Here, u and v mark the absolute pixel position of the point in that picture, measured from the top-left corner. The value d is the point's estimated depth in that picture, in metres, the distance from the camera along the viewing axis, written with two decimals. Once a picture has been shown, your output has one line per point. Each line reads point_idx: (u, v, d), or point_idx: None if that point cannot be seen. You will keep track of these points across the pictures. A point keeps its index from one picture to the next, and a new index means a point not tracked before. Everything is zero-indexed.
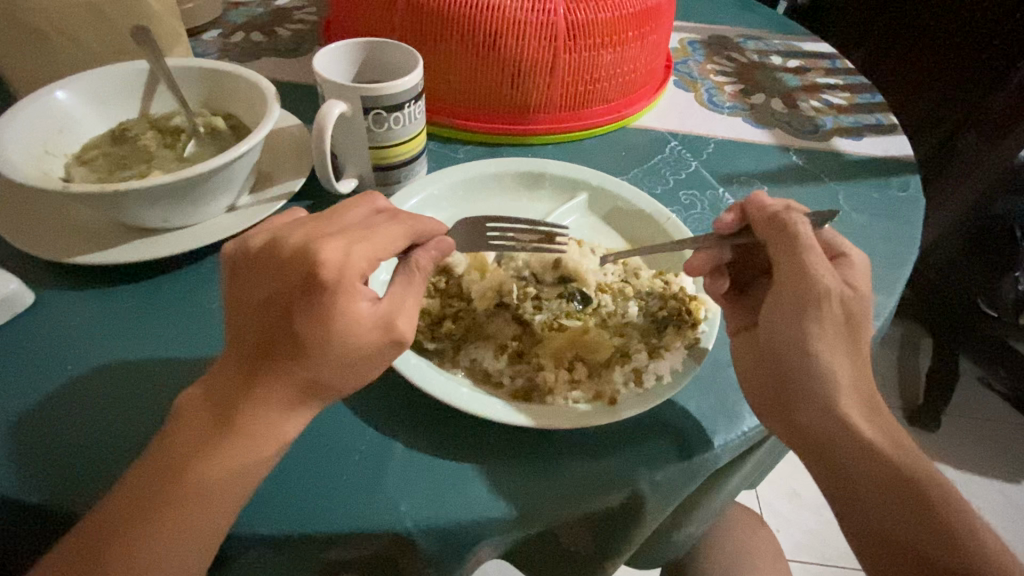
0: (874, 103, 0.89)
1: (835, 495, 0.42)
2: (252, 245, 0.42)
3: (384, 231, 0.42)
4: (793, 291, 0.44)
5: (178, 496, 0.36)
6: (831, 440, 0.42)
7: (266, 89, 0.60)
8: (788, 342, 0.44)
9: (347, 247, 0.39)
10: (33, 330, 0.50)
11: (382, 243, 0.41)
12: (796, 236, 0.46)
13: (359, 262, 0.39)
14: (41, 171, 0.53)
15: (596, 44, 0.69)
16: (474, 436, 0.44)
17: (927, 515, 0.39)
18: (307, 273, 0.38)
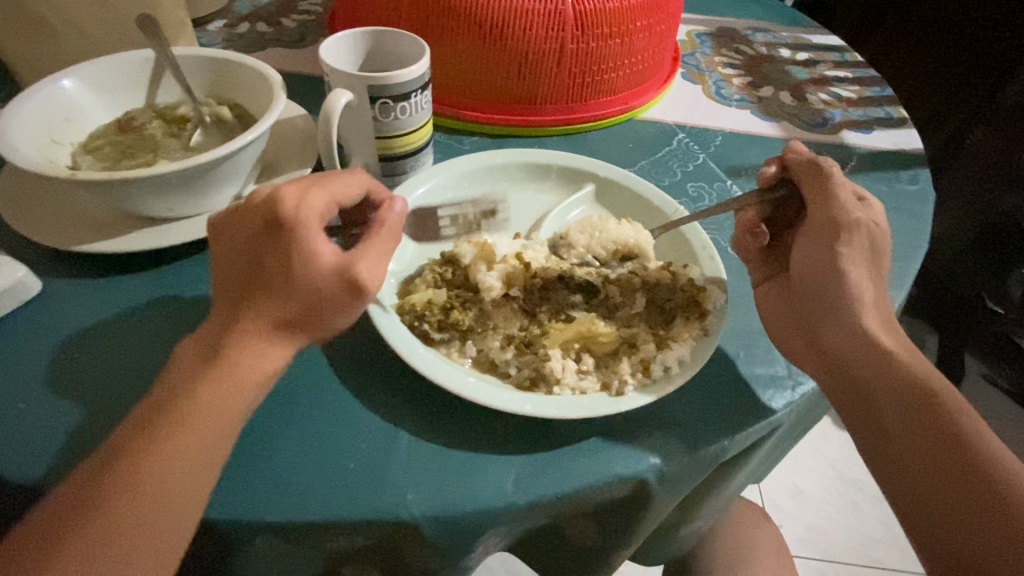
0: (884, 96, 0.88)
1: (867, 436, 0.43)
2: (251, 210, 0.42)
3: (340, 180, 0.44)
4: (825, 222, 0.48)
5: (184, 485, 0.36)
6: (866, 374, 0.44)
7: (273, 78, 0.59)
8: (812, 264, 0.48)
9: (303, 193, 0.41)
10: (38, 318, 0.49)
11: (342, 189, 0.44)
12: (829, 177, 0.50)
13: (315, 202, 0.41)
14: (47, 159, 0.52)
15: (604, 35, 0.69)
16: (480, 426, 0.44)
17: (983, 510, 0.38)
18: (272, 214, 0.40)
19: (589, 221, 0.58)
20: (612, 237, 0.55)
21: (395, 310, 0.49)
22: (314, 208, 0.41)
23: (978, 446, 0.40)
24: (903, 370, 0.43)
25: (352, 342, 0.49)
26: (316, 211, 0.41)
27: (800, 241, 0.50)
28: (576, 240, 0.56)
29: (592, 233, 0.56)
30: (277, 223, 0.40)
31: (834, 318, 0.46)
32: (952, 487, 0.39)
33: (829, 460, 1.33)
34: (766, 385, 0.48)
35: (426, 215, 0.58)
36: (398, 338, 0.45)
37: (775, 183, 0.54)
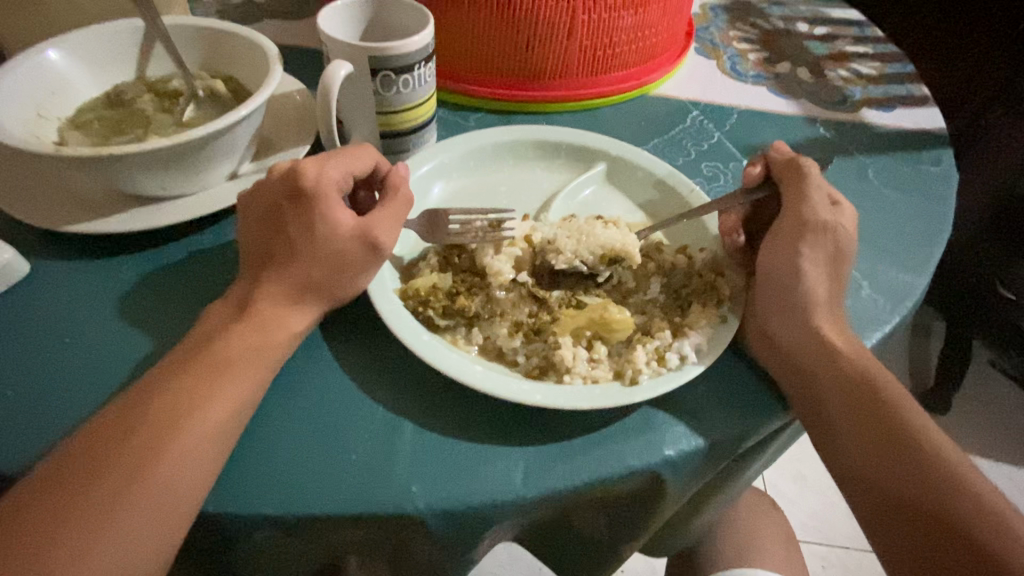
0: (905, 73, 0.85)
1: (822, 441, 0.43)
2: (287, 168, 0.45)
3: (355, 152, 0.47)
4: (795, 222, 0.49)
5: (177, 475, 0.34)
6: (821, 382, 0.43)
7: (268, 49, 0.56)
8: (774, 261, 0.48)
9: (322, 164, 0.45)
10: (27, 300, 0.48)
11: (357, 160, 0.47)
12: (806, 177, 0.51)
13: (333, 173, 0.45)
14: (33, 134, 0.50)
15: (617, 5, 0.65)
16: (488, 416, 0.42)
17: (937, 514, 0.38)
18: (294, 184, 0.44)
19: (575, 225, 0.51)
20: (598, 242, 0.49)
21: (399, 295, 0.47)
22: (333, 180, 0.45)
23: (927, 450, 0.40)
24: (855, 375, 0.43)
25: (354, 327, 0.47)
26: (334, 182, 0.45)
27: (769, 241, 0.49)
28: (563, 245, 0.49)
29: (579, 238, 0.49)
30: (298, 192, 0.44)
31: (786, 324, 0.46)
32: (902, 493, 0.39)
33: None
34: None
35: (439, 212, 0.50)
36: (402, 325, 0.43)
37: (759, 183, 0.53)
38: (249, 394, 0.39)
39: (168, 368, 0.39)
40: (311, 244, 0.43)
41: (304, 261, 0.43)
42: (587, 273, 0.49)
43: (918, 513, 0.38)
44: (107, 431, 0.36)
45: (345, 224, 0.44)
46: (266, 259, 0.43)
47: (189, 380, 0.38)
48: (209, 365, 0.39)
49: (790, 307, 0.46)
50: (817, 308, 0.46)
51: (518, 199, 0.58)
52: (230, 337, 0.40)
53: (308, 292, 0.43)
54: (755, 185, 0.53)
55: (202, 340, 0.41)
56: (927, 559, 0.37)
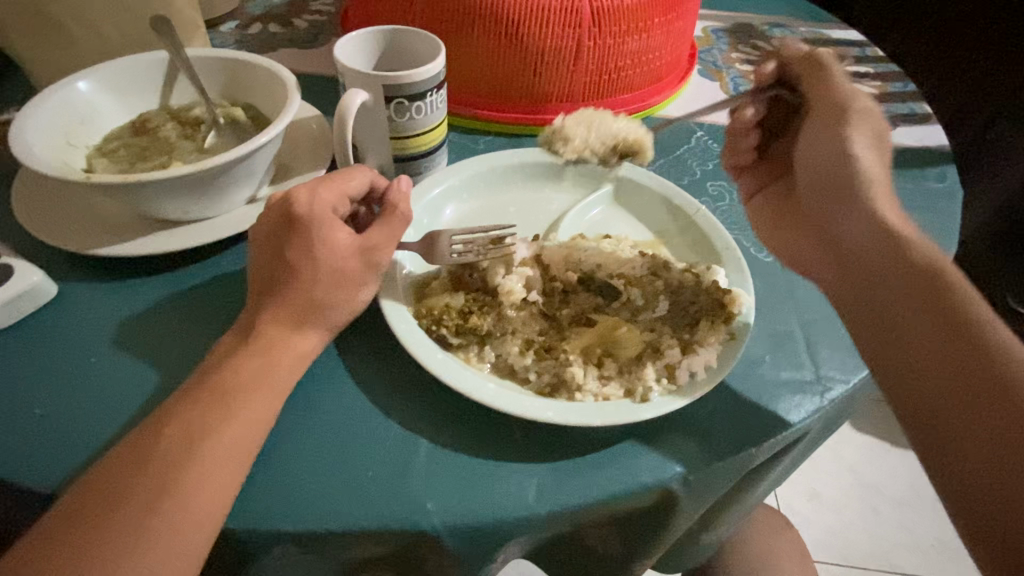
0: (908, 92, 0.87)
1: (871, 330, 0.41)
2: (296, 195, 0.46)
3: (351, 174, 0.49)
4: (830, 105, 0.51)
5: (190, 494, 0.36)
6: (871, 268, 0.43)
7: (286, 78, 0.58)
8: (819, 150, 0.51)
9: (314, 188, 0.46)
10: (53, 323, 0.49)
11: (350, 182, 0.48)
12: (827, 69, 0.53)
13: (325, 197, 0.46)
14: (63, 161, 0.52)
15: (620, 32, 0.68)
16: (500, 434, 0.42)
17: (996, 404, 0.35)
18: (298, 207, 0.45)
19: (587, 115, 0.59)
20: (610, 133, 0.58)
21: (413, 314, 0.48)
22: (325, 203, 0.46)
23: (990, 338, 0.37)
24: (920, 260, 0.41)
25: (368, 345, 0.48)
26: (327, 204, 0.46)
27: (807, 131, 0.53)
28: (574, 134, 0.58)
29: (591, 128, 0.58)
30: (294, 217, 0.45)
31: (843, 227, 0.47)
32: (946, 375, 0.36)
33: (847, 463, 1.31)
34: (794, 390, 0.47)
35: (440, 232, 0.51)
36: (417, 344, 0.44)
37: (768, 85, 0.57)
38: (266, 414, 0.40)
39: (190, 389, 0.40)
40: (319, 265, 0.44)
41: (316, 283, 0.44)
42: (600, 161, 0.59)
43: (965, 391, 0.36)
44: (133, 449, 0.37)
45: (347, 243, 0.45)
46: (272, 282, 0.44)
47: (207, 400, 0.39)
48: (228, 385, 0.40)
49: (837, 216, 0.48)
50: (876, 199, 0.47)
51: (528, 219, 0.60)
52: (246, 357, 0.41)
53: (317, 315, 0.44)
54: (764, 86, 0.57)
55: (221, 359, 0.42)
56: (957, 445, 0.35)
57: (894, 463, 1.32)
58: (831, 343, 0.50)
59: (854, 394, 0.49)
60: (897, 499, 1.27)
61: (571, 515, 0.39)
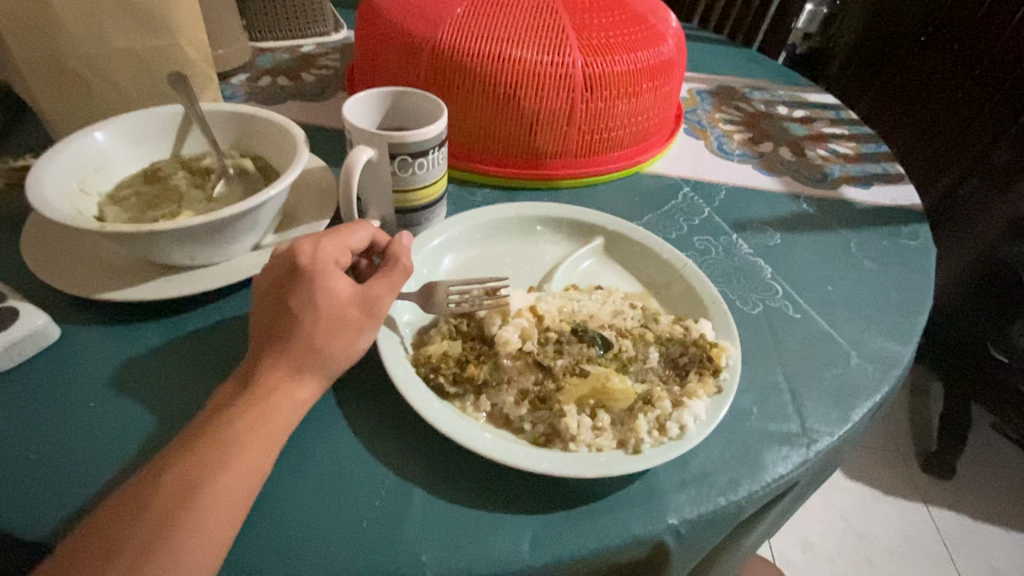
0: (880, 152, 0.93)
1: None
2: (299, 245, 0.48)
3: (352, 226, 0.51)
4: None
5: (183, 545, 0.36)
6: None
7: (295, 133, 0.62)
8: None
9: (317, 239, 0.48)
10: (54, 367, 0.50)
11: (351, 236, 0.50)
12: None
13: (328, 249, 0.48)
14: (75, 208, 0.54)
15: (611, 96, 0.72)
16: (495, 484, 0.43)
17: None
18: (301, 257, 0.47)
19: None
20: None
21: (411, 361, 0.49)
22: (328, 255, 0.47)
23: None
24: None
25: (366, 392, 0.49)
26: (329, 256, 0.47)
27: None
28: None
29: None
30: (296, 268, 0.46)
31: None
32: None
33: (839, 511, 1.31)
34: (780, 442, 0.48)
35: (437, 284, 0.53)
36: (415, 393, 0.45)
37: None
38: (263, 462, 0.40)
39: (188, 435, 0.41)
40: (318, 313, 0.45)
41: (315, 331, 0.44)
42: None
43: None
44: (130, 498, 0.37)
45: (347, 291, 0.46)
46: (272, 330, 0.45)
47: (202, 448, 0.39)
48: (226, 433, 0.40)
49: None
50: None
51: (522, 270, 0.62)
52: (245, 404, 0.42)
53: (315, 363, 0.44)
54: None
55: (221, 406, 0.42)
56: None
57: (884, 511, 1.32)
58: (815, 396, 0.52)
59: (838, 447, 0.51)
60: (892, 549, 1.26)
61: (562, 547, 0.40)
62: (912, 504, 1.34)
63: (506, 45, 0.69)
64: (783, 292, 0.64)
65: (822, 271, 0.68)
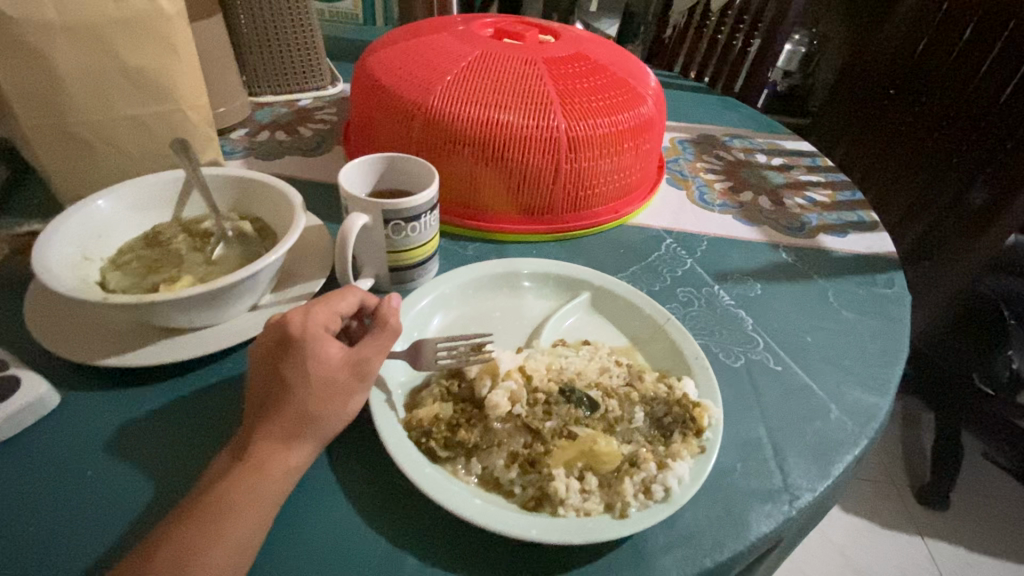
0: (855, 200, 0.97)
1: None
2: (293, 314, 0.50)
3: (338, 294, 0.52)
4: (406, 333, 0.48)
5: None
6: None
7: (293, 198, 0.65)
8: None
9: (307, 311, 0.50)
10: (52, 434, 0.50)
11: (340, 301, 0.52)
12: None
13: (317, 318, 0.49)
14: (78, 276, 0.56)
15: (594, 155, 0.76)
16: (487, 549, 0.44)
17: None
18: (295, 326, 0.48)
19: None
20: None
21: (403, 424, 0.51)
22: (317, 323, 0.49)
23: None
24: None
25: (357, 455, 0.50)
26: (319, 324, 0.49)
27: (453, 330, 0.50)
28: None
29: None
30: (288, 337, 0.48)
31: None
32: None
33: (836, 547, 1.30)
34: (763, 500, 0.49)
35: (424, 342, 0.55)
36: (407, 459, 0.46)
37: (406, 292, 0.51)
38: (256, 533, 0.41)
39: (183, 507, 0.41)
40: (311, 380, 0.46)
41: (308, 399, 0.46)
42: None
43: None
44: (124, 575, 0.38)
45: (339, 357, 0.48)
46: (266, 398, 0.46)
47: (196, 522, 0.40)
48: (220, 504, 0.41)
49: None
50: None
51: (511, 327, 0.64)
52: (239, 474, 0.43)
53: (307, 430, 0.46)
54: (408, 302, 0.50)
55: (216, 475, 0.43)
56: None
57: (881, 547, 1.31)
58: (796, 451, 0.54)
59: (820, 502, 0.52)
60: None
61: None
62: (909, 539, 1.34)
63: (494, 109, 0.72)
64: (764, 344, 0.66)
65: (801, 322, 0.70)
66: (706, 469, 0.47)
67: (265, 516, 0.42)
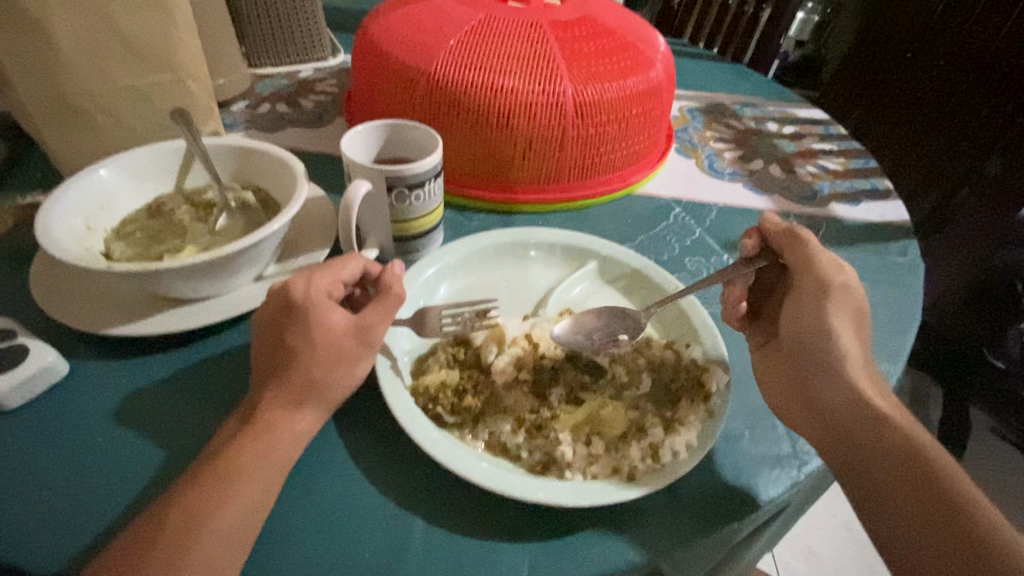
0: (869, 168, 0.95)
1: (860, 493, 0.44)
2: (297, 281, 0.49)
3: (341, 261, 0.52)
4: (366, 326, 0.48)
5: None
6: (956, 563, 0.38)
7: (296, 167, 0.63)
8: (801, 325, 0.51)
9: (309, 277, 0.49)
10: (63, 402, 0.51)
11: (342, 268, 0.51)
12: (807, 244, 0.54)
13: (320, 284, 0.49)
14: (82, 246, 0.56)
15: (602, 121, 0.74)
16: (495, 513, 0.44)
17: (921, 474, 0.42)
18: (299, 293, 0.48)
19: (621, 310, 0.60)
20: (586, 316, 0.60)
21: (411, 391, 0.51)
22: (320, 289, 0.49)
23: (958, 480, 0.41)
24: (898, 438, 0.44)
25: (364, 422, 0.50)
26: (321, 290, 0.49)
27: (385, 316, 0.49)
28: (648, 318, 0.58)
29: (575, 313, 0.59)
30: (291, 304, 0.47)
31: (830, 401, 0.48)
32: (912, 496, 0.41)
33: (841, 519, 1.31)
34: (771, 465, 0.49)
35: (429, 310, 0.54)
36: (414, 424, 0.46)
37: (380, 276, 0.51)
38: (265, 497, 0.41)
39: (191, 471, 0.42)
40: (317, 347, 0.46)
41: (314, 365, 0.46)
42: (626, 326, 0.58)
43: (860, 483, 0.44)
44: (136, 536, 0.38)
45: (344, 324, 0.47)
46: (271, 365, 0.46)
47: (205, 485, 0.40)
48: (229, 468, 0.41)
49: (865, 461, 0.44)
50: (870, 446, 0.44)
51: (518, 296, 0.64)
52: (247, 440, 0.43)
53: (314, 396, 0.46)
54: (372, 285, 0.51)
55: (224, 441, 0.43)
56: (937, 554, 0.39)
57: None
58: None
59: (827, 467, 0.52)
60: None
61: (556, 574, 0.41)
62: None
63: (499, 74, 0.71)
64: None
65: None
66: (715, 434, 0.47)
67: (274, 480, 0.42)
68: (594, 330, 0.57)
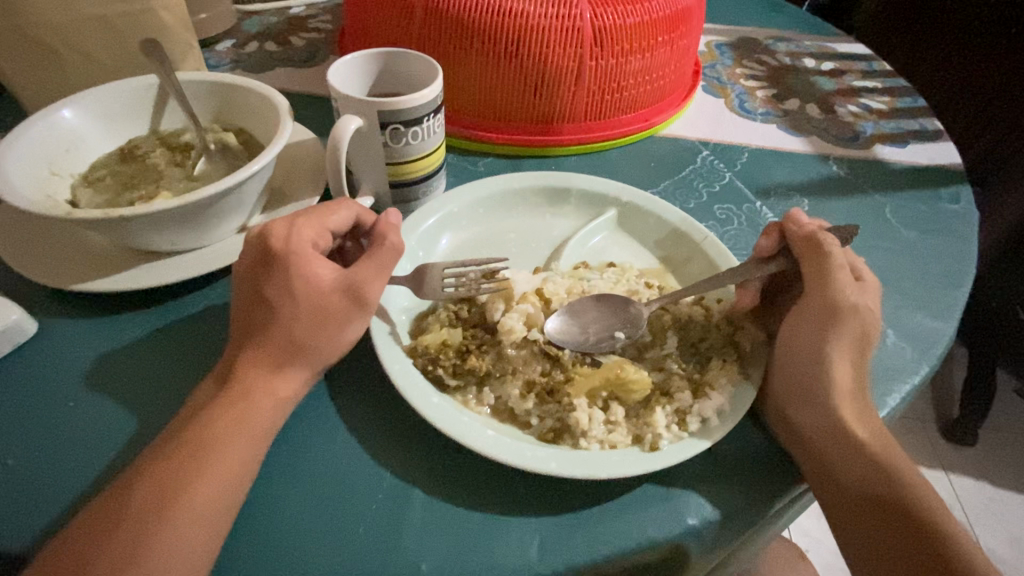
0: (917, 107, 0.85)
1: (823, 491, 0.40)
2: (278, 230, 0.44)
3: (331, 207, 0.46)
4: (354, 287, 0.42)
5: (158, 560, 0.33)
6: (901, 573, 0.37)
7: (279, 103, 0.57)
8: (798, 341, 0.44)
9: (291, 223, 0.44)
10: (33, 363, 0.47)
11: (330, 215, 0.45)
12: (830, 256, 0.46)
13: (304, 233, 0.43)
14: (45, 194, 0.50)
15: (623, 51, 0.65)
16: (502, 483, 0.40)
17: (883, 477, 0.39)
18: (281, 242, 0.43)
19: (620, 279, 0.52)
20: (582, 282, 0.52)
21: (408, 352, 0.46)
22: (304, 239, 0.43)
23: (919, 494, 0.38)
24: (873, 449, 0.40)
25: (359, 384, 0.46)
26: (306, 240, 0.43)
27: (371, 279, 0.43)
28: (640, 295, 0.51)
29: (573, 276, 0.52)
30: (272, 254, 0.42)
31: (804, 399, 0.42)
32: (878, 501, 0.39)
33: None
34: None
35: (430, 269, 0.48)
36: (411, 388, 0.41)
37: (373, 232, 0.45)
38: (246, 468, 0.37)
39: (166, 439, 0.38)
40: (301, 303, 0.41)
41: (298, 323, 0.41)
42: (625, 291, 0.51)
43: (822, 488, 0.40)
44: (105, 509, 0.35)
45: (331, 278, 0.42)
46: (252, 322, 0.41)
47: (179, 454, 0.36)
48: (205, 437, 0.37)
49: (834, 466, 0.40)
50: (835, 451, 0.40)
51: (528, 248, 0.58)
52: (225, 405, 0.38)
53: (300, 357, 0.41)
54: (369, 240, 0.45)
55: (201, 407, 0.39)
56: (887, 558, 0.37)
57: None
58: None
59: None
60: None
61: (567, 549, 0.37)
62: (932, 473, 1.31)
63: None
64: None
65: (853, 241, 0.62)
66: (750, 399, 0.42)
67: (257, 448, 0.38)
68: (591, 322, 0.48)
